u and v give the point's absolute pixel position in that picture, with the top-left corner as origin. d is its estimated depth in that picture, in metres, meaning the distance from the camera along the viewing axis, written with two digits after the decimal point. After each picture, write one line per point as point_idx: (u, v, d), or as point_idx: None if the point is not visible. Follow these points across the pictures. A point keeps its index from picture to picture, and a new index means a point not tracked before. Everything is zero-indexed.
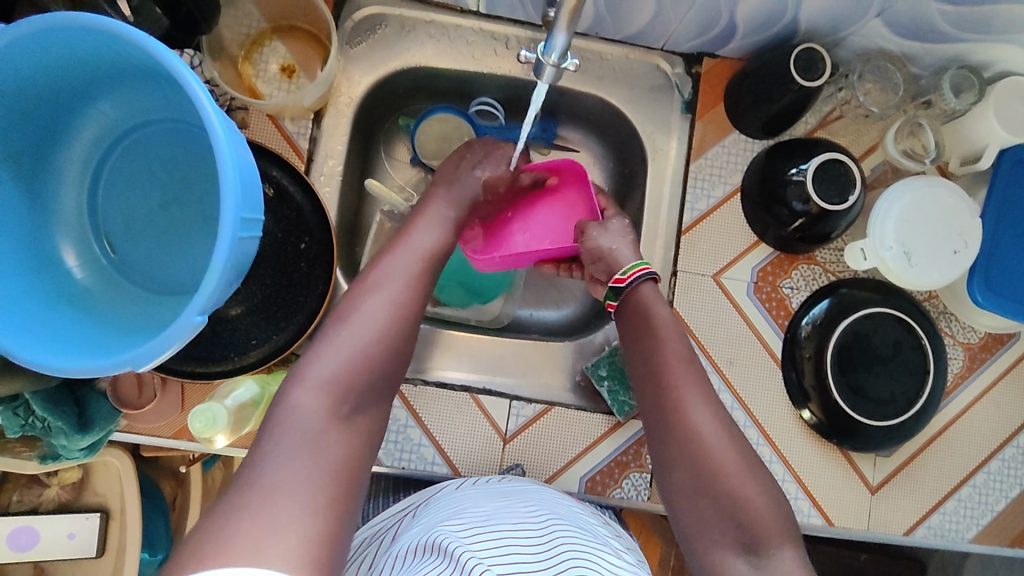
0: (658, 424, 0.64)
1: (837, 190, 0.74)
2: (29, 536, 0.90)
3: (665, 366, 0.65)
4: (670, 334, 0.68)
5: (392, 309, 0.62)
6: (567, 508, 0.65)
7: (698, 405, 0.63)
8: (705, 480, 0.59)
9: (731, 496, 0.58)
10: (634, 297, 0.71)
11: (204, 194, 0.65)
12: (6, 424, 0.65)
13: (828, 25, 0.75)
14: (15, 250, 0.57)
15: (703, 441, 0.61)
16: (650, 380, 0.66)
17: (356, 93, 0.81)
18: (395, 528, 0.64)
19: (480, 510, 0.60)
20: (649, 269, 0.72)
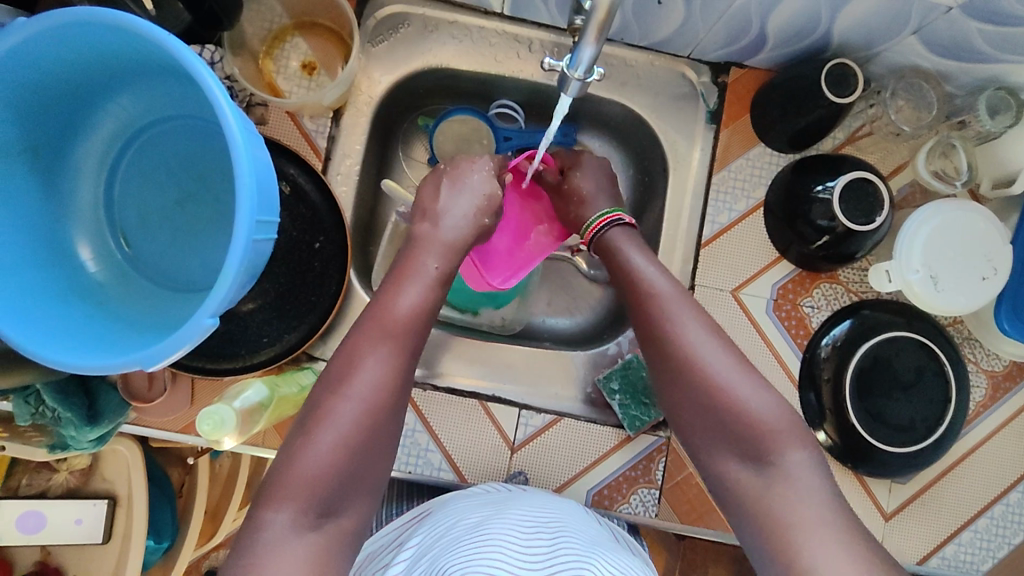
0: (659, 375, 0.63)
1: (863, 210, 0.72)
2: (37, 519, 0.91)
3: (655, 311, 0.65)
4: (651, 274, 0.67)
5: (406, 317, 0.62)
6: (570, 514, 0.63)
7: (695, 343, 0.61)
8: (716, 441, 0.59)
9: (750, 436, 0.57)
10: (604, 243, 0.72)
11: (220, 191, 0.65)
12: (18, 412, 0.65)
13: (862, 39, 0.73)
14: (28, 242, 0.57)
15: (709, 372, 0.60)
16: (641, 331, 0.66)
17: (376, 91, 0.80)
18: (398, 547, 0.63)
19: (474, 523, 0.58)
20: (616, 216, 0.73)
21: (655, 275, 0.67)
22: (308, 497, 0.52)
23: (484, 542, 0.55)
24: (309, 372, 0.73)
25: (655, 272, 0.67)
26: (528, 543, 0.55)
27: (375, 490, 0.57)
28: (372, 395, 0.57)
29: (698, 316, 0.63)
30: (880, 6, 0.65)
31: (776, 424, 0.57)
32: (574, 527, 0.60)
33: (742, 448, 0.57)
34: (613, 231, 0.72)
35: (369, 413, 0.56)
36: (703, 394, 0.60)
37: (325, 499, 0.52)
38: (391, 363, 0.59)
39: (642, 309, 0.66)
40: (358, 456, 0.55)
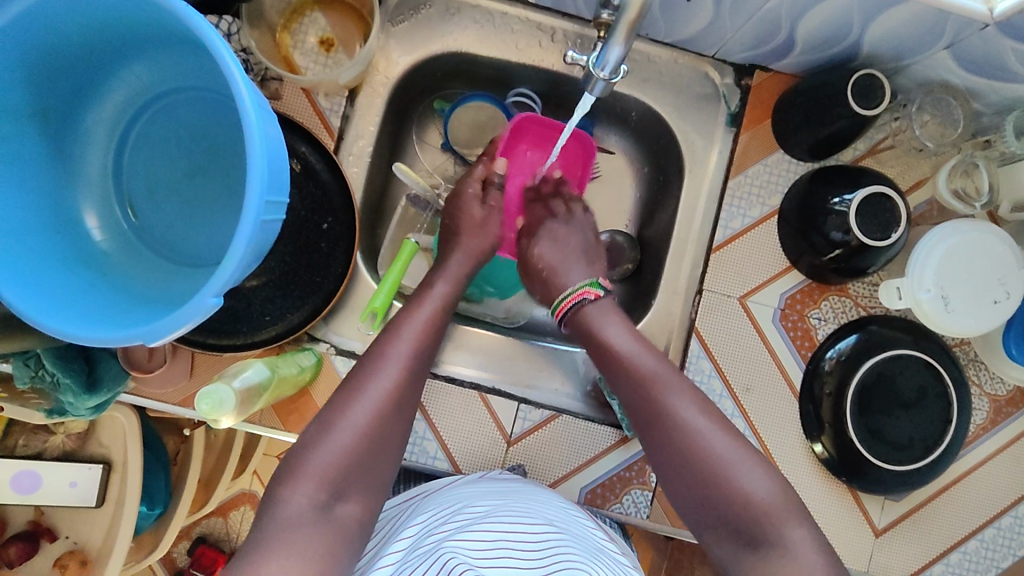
0: (653, 453, 0.62)
1: (880, 225, 0.71)
2: (32, 479, 0.91)
3: (645, 389, 0.63)
4: (636, 351, 0.66)
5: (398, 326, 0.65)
6: (569, 514, 0.64)
7: (689, 421, 0.60)
8: (710, 511, 0.58)
9: (742, 512, 0.56)
10: (580, 317, 0.71)
11: (230, 167, 0.64)
12: (17, 374, 0.65)
13: (892, 49, 0.71)
14: (37, 208, 0.56)
15: (702, 447, 0.59)
16: (630, 408, 0.64)
17: (393, 73, 0.78)
18: (399, 522, 0.63)
19: (479, 513, 0.58)
20: (590, 292, 0.72)
21: (641, 352, 0.66)
22: (305, 483, 0.52)
23: (488, 534, 0.55)
24: (308, 354, 0.72)
25: (641, 349, 0.66)
26: (531, 538, 0.55)
27: (385, 485, 0.57)
28: (368, 387, 0.59)
29: (690, 394, 0.62)
30: (914, 19, 0.64)
31: (770, 501, 0.56)
32: (568, 525, 0.61)
33: (732, 526, 0.56)
34: (605, 297, 0.72)
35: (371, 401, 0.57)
36: (694, 473, 0.59)
37: (320, 489, 0.52)
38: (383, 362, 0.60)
39: (630, 387, 0.64)
40: (354, 443, 0.55)
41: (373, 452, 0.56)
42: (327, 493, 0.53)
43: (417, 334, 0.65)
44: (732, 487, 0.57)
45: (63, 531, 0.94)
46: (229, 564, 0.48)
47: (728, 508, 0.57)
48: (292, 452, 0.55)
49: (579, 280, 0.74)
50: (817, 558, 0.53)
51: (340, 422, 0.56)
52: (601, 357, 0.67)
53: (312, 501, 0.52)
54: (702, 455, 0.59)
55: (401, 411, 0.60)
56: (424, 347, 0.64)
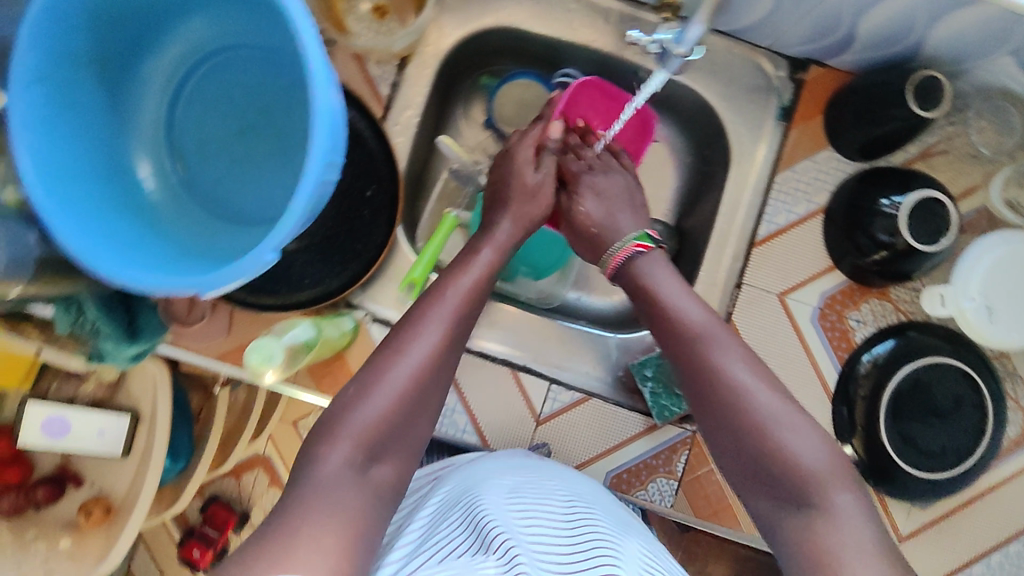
0: (702, 412, 0.60)
1: (929, 230, 0.70)
2: (61, 425, 0.91)
3: (694, 341, 0.61)
4: (687, 307, 0.64)
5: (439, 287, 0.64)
6: (597, 494, 0.65)
7: (740, 380, 0.58)
8: (761, 474, 0.56)
9: (791, 476, 0.54)
10: (630, 270, 0.69)
11: (282, 127, 0.64)
12: (58, 320, 0.65)
13: (957, 51, 0.70)
14: (93, 154, 0.57)
15: (752, 404, 0.57)
16: (679, 365, 0.62)
17: (444, 44, 0.78)
18: (428, 495, 0.64)
19: (510, 487, 0.59)
20: (636, 245, 0.70)
21: (691, 306, 0.64)
22: (343, 443, 0.53)
23: (521, 509, 0.56)
24: (347, 318, 0.72)
25: (694, 306, 0.64)
26: (563, 516, 0.57)
27: (419, 449, 0.58)
28: (409, 351, 0.58)
29: (742, 354, 0.60)
30: (985, 21, 0.62)
31: (820, 465, 0.54)
32: (593, 500, 0.63)
33: (779, 488, 0.55)
34: (656, 250, 0.70)
35: (414, 367, 0.57)
36: (744, 431, 0.56)
37: (356, 455, 0.53)
38: (421, 333, 0.60)
39: (679, 343, 0.62)
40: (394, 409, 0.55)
41: (411, 417, 0.57)
42: (364, 455, 0.53)
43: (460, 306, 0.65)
44: (783, 450, 0.55)
45: (91, 477, 0.96)
46: (271, 518, 0.48)
47: (777, 469, 0.55)
48: (331, 412, 0.56)
49: (630, 232, 0.71)
50: (853, 528, 0.51)
51: (379, 385, 0.56)
52: (652, 312, 0.66)
53: (348, 461, 0.52)
54: (753, 414, 0.56)
55: (439, 382, 0.60)
56: (468, 318, 0.64)
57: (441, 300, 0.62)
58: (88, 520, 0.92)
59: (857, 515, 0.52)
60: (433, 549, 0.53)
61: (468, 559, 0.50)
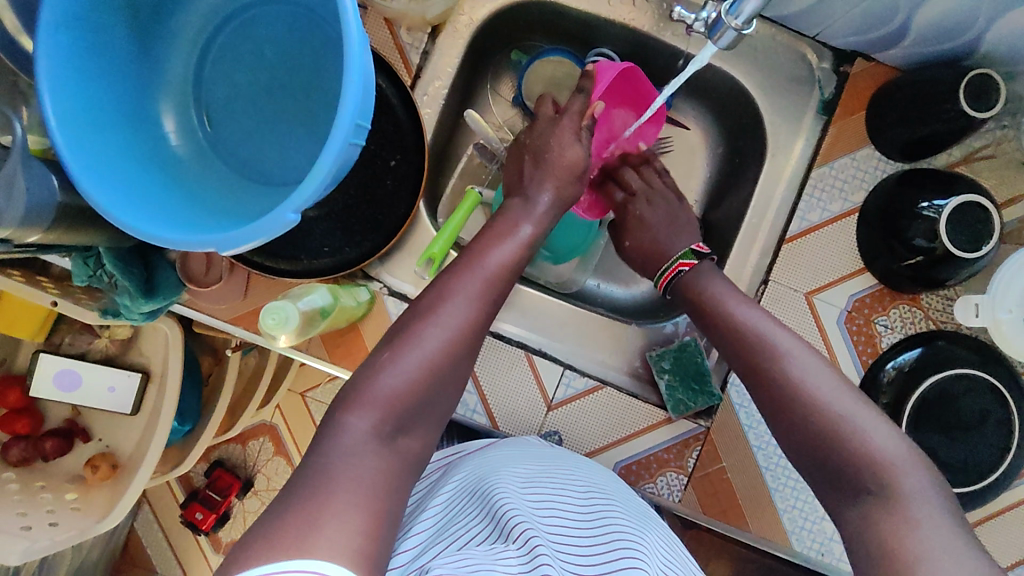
0: (766, 412, 0.59)
1: (969, 237, 0.67)
2: (72, 379, 0.93)
3: (748, 339, 0.61)
4: (742, 307, 0.64)
5: (476, 258, 0.64)
6: (616, 488, 0.64)
7: (798, 375, 0.57)
8: (825, 467, 0.54)
9: (855, 464, 0.51)
10: (687, 280, 0.70)
11: (310, 89, 0.62)
12: (76, 271, 0.66)
13: (1014, 49, 0.66)
14: (119, 103, 0.56)
15: (810, 390, 0.55)
16: (739, 366, 0.62)
17: (478, 14, 0.76)
18: (442, 479, 0.64)
19: (531, 481, 0.59)
20: (682, 265, 0.71)
21: (743, 305, 0.64)
22: (367, 414, 0.52)
23: (543, 506, 0.56)
24: (363, 290, 0.71)
25: (750, 309, 0.64)
26: (583, 515, 0.57)
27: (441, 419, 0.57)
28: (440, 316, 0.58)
29: (802, 349, 0.59)
30: None
31: (888, 450, 0.51)
32: (613, 494, 0.62)
33: (844, 483, 0.52)
34: (703, 264, 0.70)
35: (435, 340, 0.57)
36: (802, 429, 0.55)
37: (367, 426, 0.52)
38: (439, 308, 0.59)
39: (737, 344, 0.62)
40: (413, 381, 0.54)
41: (438, 390, 0.56)
42: (389, 427, 0.52)
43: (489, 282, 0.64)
44: (845, 439, 0.52)
45: (98, 433, 0.97)
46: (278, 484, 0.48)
47: (840, 460, 0.52)
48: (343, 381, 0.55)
49: (675, 253, 0.73)
50: (926, 506, 0.48)
51: (409, 351, 0.56)
52: (705, 315, 0.66)
53: (373, 432, 0.51)
54: (810, 404, 0.55)
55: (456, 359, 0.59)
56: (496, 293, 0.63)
57: (464, 275, 0.61)
58: (95, 474, 0.93)
59: (929, 491, 0.49)
60: (452, 536, 0.53)
61: (489, 550, 0.50)
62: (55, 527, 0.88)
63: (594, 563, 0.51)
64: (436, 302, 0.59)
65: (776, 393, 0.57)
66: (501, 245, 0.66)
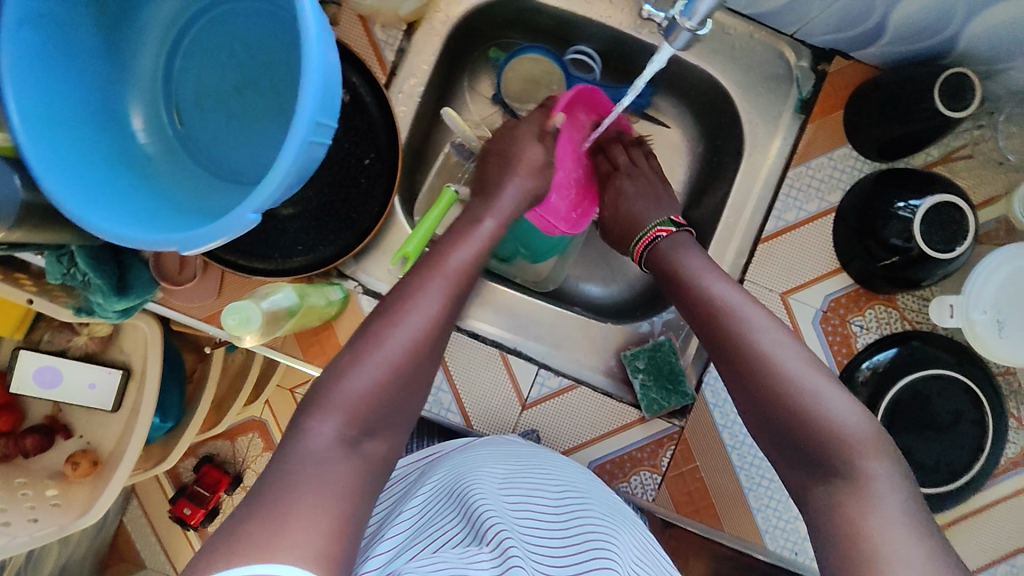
0: (733, 385, 0.59)
1: (944, 237, 0.67)
2: (53, 375, 0.93)
3: (719, 315, 0.61)
4: (715, 281, 0.64)
5: (438, 260, 0.63)
6: (593, 485, 0.64)
7: (768, 350, 0.57)
8: (789, 443, 0.54)
9: (820, 439, 0.52)
10: (663, 254, 0.70)
11: (279, 86, 0.62)
12: (49, 269, 0.66)
13: (991, 48, 0.66)
14: (85, 101, 0.55)
15: (777, 367, 0.55)
16: (707, 338, 0.62)
17: (454, 12, 0.75)
18: (418, 481, 0.64)
19: (506, 480, 0.59)
20: (660, 231, 0.72)
21: (716, 279, 0.64)
22: (333, 417, 0.52)
23: (515, 504, 0.56)
24: (337, 290, 0.70)
25: (723, 283, 0.63)
26: (556, 515, 0.56)
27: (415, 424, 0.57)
28: (405, 318, 0.58)
29: (773, 325, 0.59)
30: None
31: (850, 425, 0.51)
32: (590, 493, 0.62)
33: (805, 457, 0.53)
34: (680, 233, 0.72)
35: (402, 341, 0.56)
36: (768, 404, 0.55)
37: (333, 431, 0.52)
38: (410, 307, 0.58)
39: (707, 317, 0.62)
40: (379, 382, 0.54)
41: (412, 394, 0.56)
42: (355, 431, 0.52)
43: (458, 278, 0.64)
44: (810, 414, 0.52)
45: (80, 430, 0.97)
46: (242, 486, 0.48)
47: (805, 438, 0.53)
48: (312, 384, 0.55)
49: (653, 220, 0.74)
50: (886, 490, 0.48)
51: (369, 355, 0.55)
52: (678, 289, 0.66)
53: (338, 435, 0.51)
54: (776, 379, 0.55)
55: (426, 361, 0.59)
56: (463, 290, 0.63)
57: (437, 276, 0.61)
58: (75, 471, 0.93)
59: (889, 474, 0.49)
60: (427, 538, 0.52)
61: (462, 552, 0.50)
62: (35, 524, 0.89)
63: (567, 563, 0.51)
64: (406, 303, 0.59)
65: (745, 368, 0.57)
66: (476, 245, 0.66)
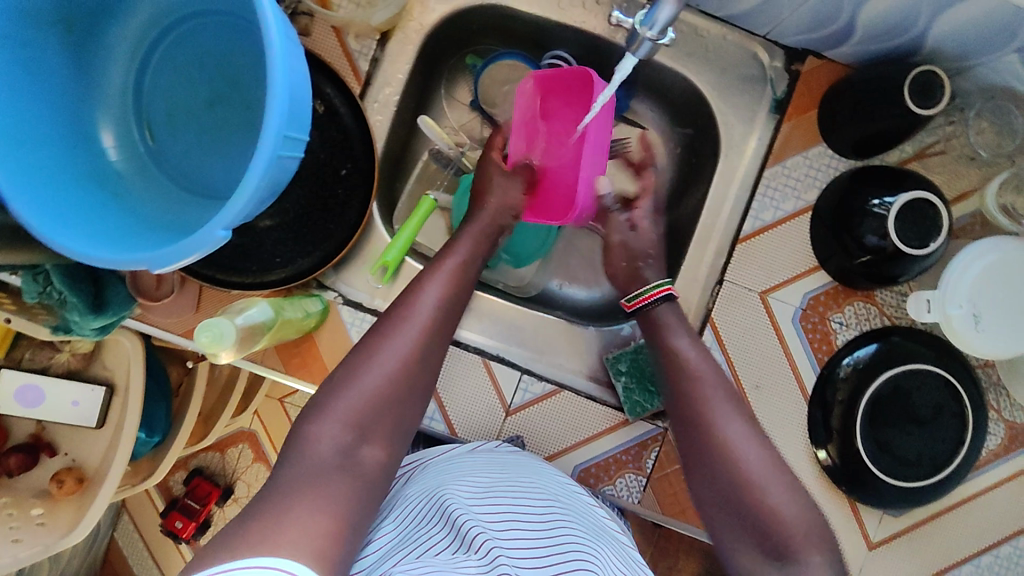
0: (688, 460, 0.62)
1: (919, 234, 0.68)
2: (36, 394, 0.92)
3: (697, 395, 0.63)
4: (699, 361, 0.66)
5: (414, 293, 0.63)
6: (571, 493, 0.65)
7: (733, 438, 0.60)
8: (735, 523, 0.58)
9: (765, 525, 0.56)
10: (650, 314, 0.71)
11: (251, 100, 0.62)
12: (25, 287, 0.64)
13: (959, 46, 0.67)
14: (55, 121, 0.55)
15: (740, 462, 0.58)
16: (674, 407, 0.65)
17: (427, 20, 0.75)
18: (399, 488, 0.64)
19: (487, 484, 0.60)
20: (667, 290, 0.71)
21: (700, 359, 0.66)
22: (326, 429, 0.52)
23: (497, 508, 0.56)
24: (315, 301, 0.71)
25: (705, 363, 0.66)
26: (537, 513, 0.57)
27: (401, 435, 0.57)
28: (388, 341, 0.59)
29: (741, 416, 0.62)
30: (986, 16, 0.59)
31: (800, 527, 0.55)
32: (574, 506, 0.62)
33: (754, 544, 0.56)
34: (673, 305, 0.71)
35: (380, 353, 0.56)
36: (729, 488, 0.58)
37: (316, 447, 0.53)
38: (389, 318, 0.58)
39: (682, 394, 0.64)
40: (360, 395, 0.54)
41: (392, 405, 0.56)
42: (332, 442, 0.52)
43: (439, 291, 0.64)
44: (763, 503, 0.56)
45: (64, 447, 0.96)
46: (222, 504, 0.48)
47: (756, 531, 0.56)
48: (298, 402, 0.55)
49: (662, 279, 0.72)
50: None
51: (354, 382, 0.55)
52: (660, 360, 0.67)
53: (332, 450, 0.52)
54: (739, 473, 0.58)
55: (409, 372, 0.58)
56: (442, 311, 0.63)
57: None
58: (60, 490, 0.92)
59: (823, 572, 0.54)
60: (413, 544, 0.52)
61: (446, 557, 0.51)
62: (18, 544, 0.88)
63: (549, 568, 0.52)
64: (390, 327, 0.60)
65: (713, 445, 0.60)
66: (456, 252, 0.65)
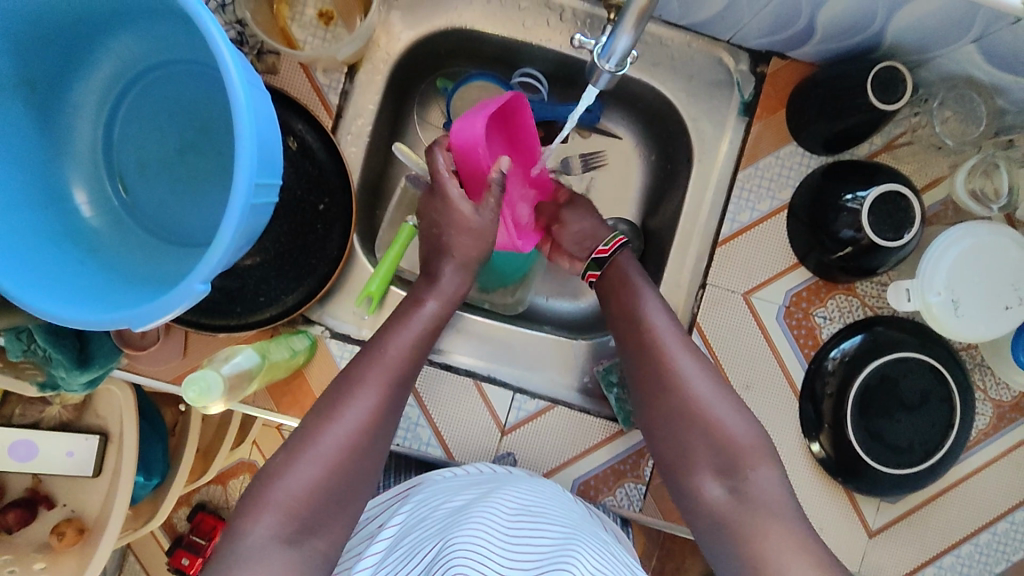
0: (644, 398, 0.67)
1: (892, 225, 0.69)
2: (27, 448, 0.91)
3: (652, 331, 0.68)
4: (648, 295, 0.70)
5: (388, 336, 0.67)
6: (554, 500, 0.66)
7: (686, 372, 0.66)
8: (693, 452, 0.63)
9: (725, 451, 0.62)
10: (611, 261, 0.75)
11: (221, 146, 0.62)
12: (9, 347, 0.66)
13: (918, 41, 0.68)
14: (25, 183, 0.55)
15: (698, 399, 0.64)
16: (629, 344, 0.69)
17: (394, 48, 0.76)
18: (382, 526, 0.64)
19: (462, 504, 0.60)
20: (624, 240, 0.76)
21: (649, 293, 0.70)
22: None
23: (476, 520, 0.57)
24: (302, 337, 0.71)
25: (653, 298, 0.70)
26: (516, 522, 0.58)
27: (365, 469, 0.61)
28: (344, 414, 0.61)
29: (689, 350, 0.67)
30: (941, 11, 0.60)
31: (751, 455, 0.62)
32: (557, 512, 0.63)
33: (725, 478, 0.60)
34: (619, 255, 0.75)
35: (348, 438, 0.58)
36: (686, 420, 0.64)
37: None
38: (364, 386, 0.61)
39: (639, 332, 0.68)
40: None
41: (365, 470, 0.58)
42: (303, 530, 0.54)
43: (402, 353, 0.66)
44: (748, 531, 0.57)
45: (62, 499, 0.95)
46: None
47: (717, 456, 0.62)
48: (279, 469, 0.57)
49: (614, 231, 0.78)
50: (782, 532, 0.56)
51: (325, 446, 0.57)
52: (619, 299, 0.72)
53: (284, 536, 0.53)
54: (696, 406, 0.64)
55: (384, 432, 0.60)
56: (405, 365, 0.66)
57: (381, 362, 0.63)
58: (60, 541, 0.92)
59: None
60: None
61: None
62: None
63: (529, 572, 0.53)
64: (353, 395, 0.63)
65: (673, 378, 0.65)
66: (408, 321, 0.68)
